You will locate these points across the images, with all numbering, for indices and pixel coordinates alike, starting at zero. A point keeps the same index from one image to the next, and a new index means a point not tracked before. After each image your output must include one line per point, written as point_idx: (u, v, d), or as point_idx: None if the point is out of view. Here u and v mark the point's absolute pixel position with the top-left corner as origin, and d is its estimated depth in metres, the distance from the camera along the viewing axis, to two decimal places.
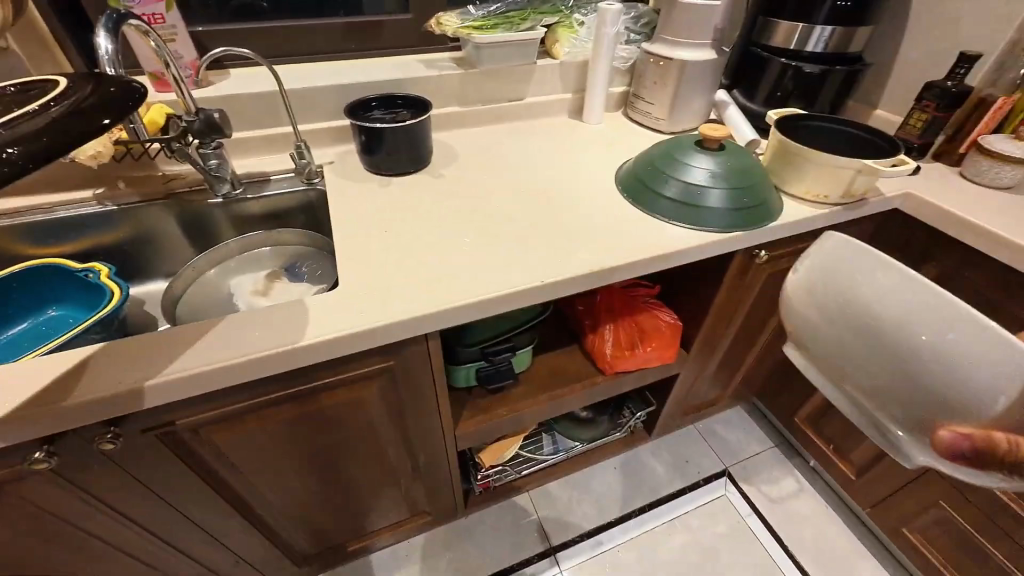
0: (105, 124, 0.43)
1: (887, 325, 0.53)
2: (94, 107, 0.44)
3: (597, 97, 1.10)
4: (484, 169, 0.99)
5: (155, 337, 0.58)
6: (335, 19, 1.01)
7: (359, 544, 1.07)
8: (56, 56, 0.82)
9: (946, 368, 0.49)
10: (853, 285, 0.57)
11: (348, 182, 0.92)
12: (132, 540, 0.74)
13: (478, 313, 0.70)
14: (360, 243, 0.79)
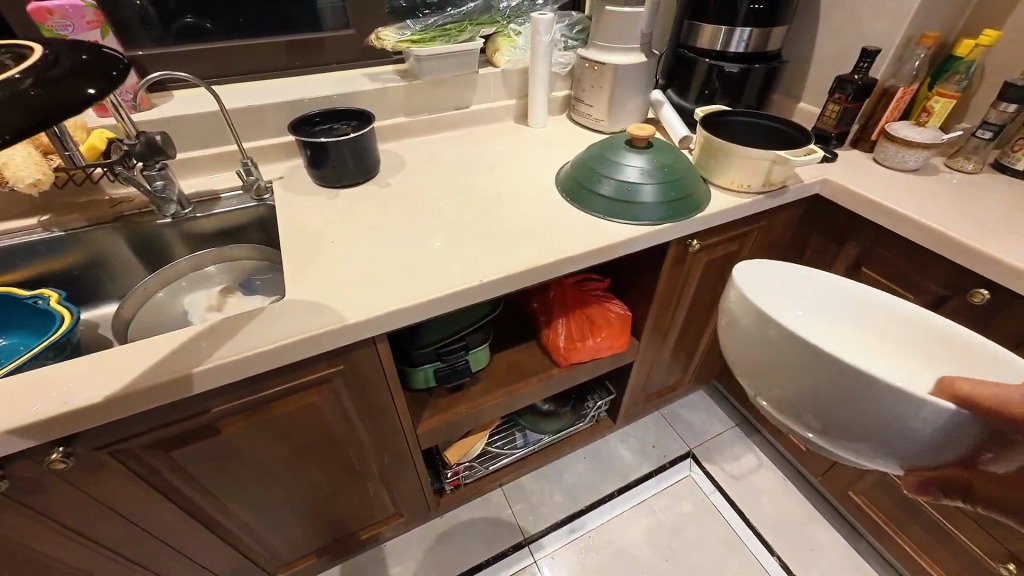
0: (88, 96, 0.38)
1: (803, 386, 0.50)
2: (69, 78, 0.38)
3: (539, 101, 1.15)
4: (433, 176, 1.03)
5: (105, 355, 0.59)
6: (276, 37, 1.03)
7: (373, 532, 1.10)
8: None
9: (868, 425, 0.47)
10: (760, 342, 0.53)
11: (297, 196, 0.94)
12: (97, 561, 0.75)
13: (426, 315, 0.74)
14: (309, 255, 0.81)
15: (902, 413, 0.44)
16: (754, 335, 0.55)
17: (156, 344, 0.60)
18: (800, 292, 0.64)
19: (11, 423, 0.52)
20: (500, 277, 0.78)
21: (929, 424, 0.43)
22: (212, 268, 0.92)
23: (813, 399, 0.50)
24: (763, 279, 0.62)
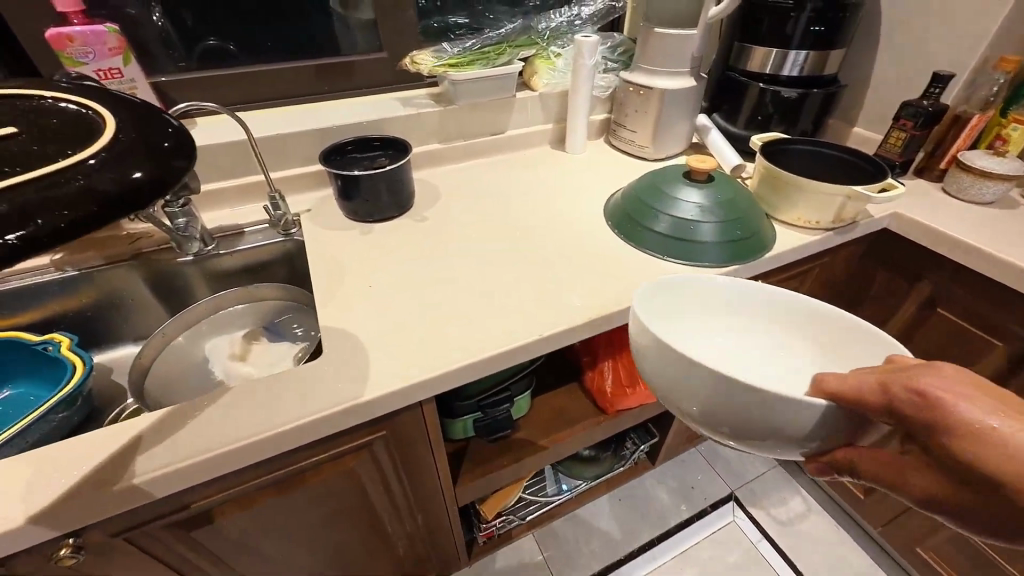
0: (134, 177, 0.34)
1: (709, 411, 0.45)
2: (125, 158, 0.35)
3: (579, 126, 1.09)
4: (470, 208, 0.96)
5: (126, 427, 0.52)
6: (305, 60, 0.98)
7: None
8: None
9: (758, 432, 0.44)
10: (658, 367, 0.48)
11: (327, 232, 0.87)
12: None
13: (475, 372, 0.66)
14: (344, 300, 0.74)
15: (785, 416, 0.41)
16: (651, 364, 0.49)
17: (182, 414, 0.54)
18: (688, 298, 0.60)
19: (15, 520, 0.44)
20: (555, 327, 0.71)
21: (809, 425, 0.41)
22: (234, 310, 0.85)
23: (716, 416, 0.45)
24: (661, 305, 0.58)
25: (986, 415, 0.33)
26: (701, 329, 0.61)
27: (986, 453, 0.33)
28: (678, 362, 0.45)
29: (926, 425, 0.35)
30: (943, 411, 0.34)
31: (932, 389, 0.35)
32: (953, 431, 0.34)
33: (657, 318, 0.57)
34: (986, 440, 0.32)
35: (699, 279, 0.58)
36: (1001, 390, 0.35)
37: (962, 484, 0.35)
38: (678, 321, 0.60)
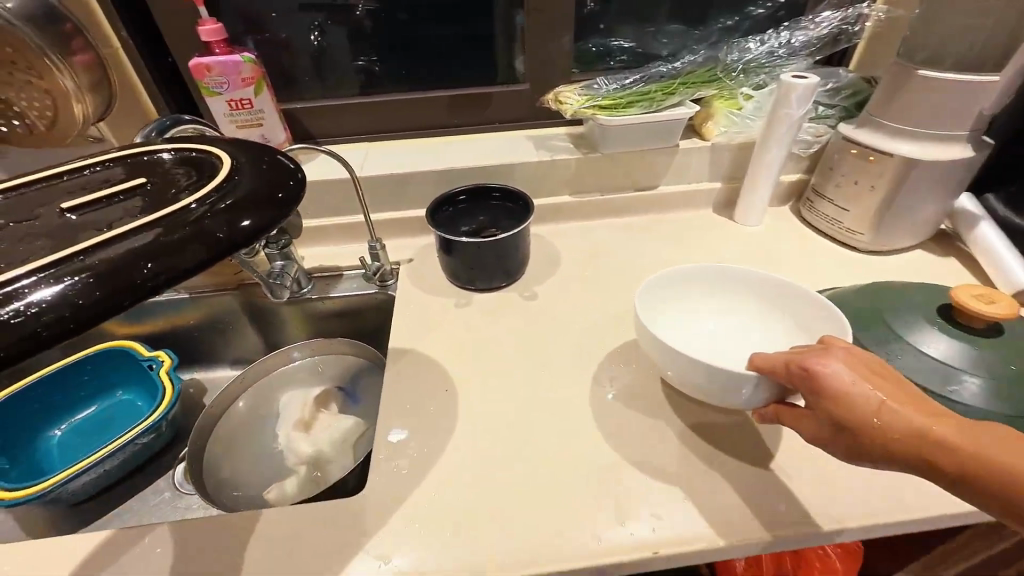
0: (244, 227, 0.40)
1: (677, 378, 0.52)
2: (232, 206, 0.40)
3: (760, 191, 0.82)
4: (592, 287, 0.76)
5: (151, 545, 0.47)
6: (439, 90, 0.88)
7: None
8: (144, 103, 0.75)
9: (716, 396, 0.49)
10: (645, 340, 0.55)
11: (420, 295, 0.75)
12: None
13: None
14: (413, 398, 0.61)
15: (724, 385, 0.47)
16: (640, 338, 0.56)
17: (210, 542, 0.48)
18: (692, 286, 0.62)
19: None
20: (682, 540, 0.46)
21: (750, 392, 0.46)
22: (311, 362, 0.77)
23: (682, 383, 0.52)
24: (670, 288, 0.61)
25: (853, 380, 0.39)
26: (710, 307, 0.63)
27: (848, 409, 0.38)
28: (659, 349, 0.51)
29: (819, 394, 0.40)
30: (825, 383, 0.39)
31: (818, 364, 0.40)
32: (833, 399, 0.39)
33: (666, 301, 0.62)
34: (849, 400, 0.38)
35: (675, 272, 0.61)
36: (875, 361, 0.41)
37: (840, 435, 0.40)
38: (678, 311, 0.63)
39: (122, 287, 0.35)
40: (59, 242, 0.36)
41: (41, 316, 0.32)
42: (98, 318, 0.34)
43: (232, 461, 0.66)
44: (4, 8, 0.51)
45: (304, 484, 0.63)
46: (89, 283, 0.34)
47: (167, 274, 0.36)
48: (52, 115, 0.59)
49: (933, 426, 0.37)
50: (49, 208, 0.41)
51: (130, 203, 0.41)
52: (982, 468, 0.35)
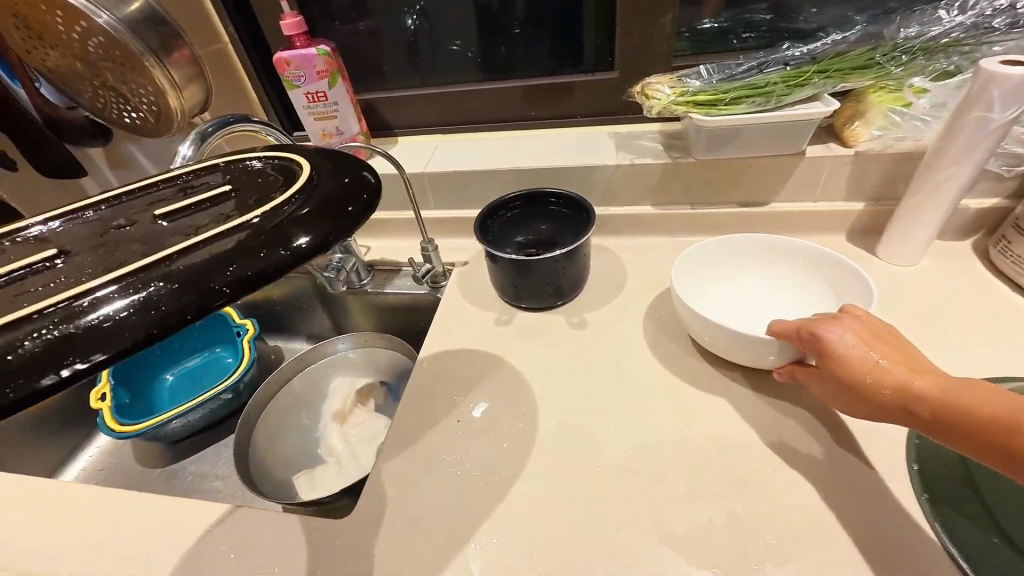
0: (319, 238, 0.36)
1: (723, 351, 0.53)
2: (311, 214, 0.37)
3: (922, 220, 0.61)
4: (654, 322, 0.63)
5: (162, 514, 0.51)
6: (515, 80, 0.81)
7: None
8: (249, 97, 0.82)
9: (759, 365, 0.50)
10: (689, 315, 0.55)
11: (464, 305, 0.71)
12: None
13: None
14: (428, 419, 0.57)
15: (759, 357, 0.51)
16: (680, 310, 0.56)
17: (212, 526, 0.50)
18: (725, 256, 0.60)
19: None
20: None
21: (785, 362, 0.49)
22: (356, 353, 0.77)
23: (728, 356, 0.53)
24: (703, 260, 0.59)
25: (852, 340, 0.42)
26: (742, 279, 0.60)
27: (840, 363, 0.41)
28: (712, 334, 0.52)
29: (828, 357, 0.42)
30: (829, 346, 0.42)
31: (823, 329, 0.43)
32: (829, 356, 0.42)
33: (698, 272, 0.59)
34: (841, 356, 0.42)
35: (706, 246, 0.59)
36: (887, 332, 0.43)
37: (842, 393, 0.42)
38: (713, 283, 0.60)
39: (199, 294, 0.32)
40: (146, 248, 0.35)
41: (123, 322, 0.30)
42: (177, 327, 0.32)
43: (278, 439, 0.70)
44: (117, 16, 0.58)
45: (328, 476, 0.65)
46: (172, 289, 0.32)
47: (241, 282, 0.33)
48: (158, 111, 0.66)
49: (923, 384, 0.38)
50: (142, 213, 0.39)
51: (215, 208, 0.39)
52: (970, 415, 0.34)
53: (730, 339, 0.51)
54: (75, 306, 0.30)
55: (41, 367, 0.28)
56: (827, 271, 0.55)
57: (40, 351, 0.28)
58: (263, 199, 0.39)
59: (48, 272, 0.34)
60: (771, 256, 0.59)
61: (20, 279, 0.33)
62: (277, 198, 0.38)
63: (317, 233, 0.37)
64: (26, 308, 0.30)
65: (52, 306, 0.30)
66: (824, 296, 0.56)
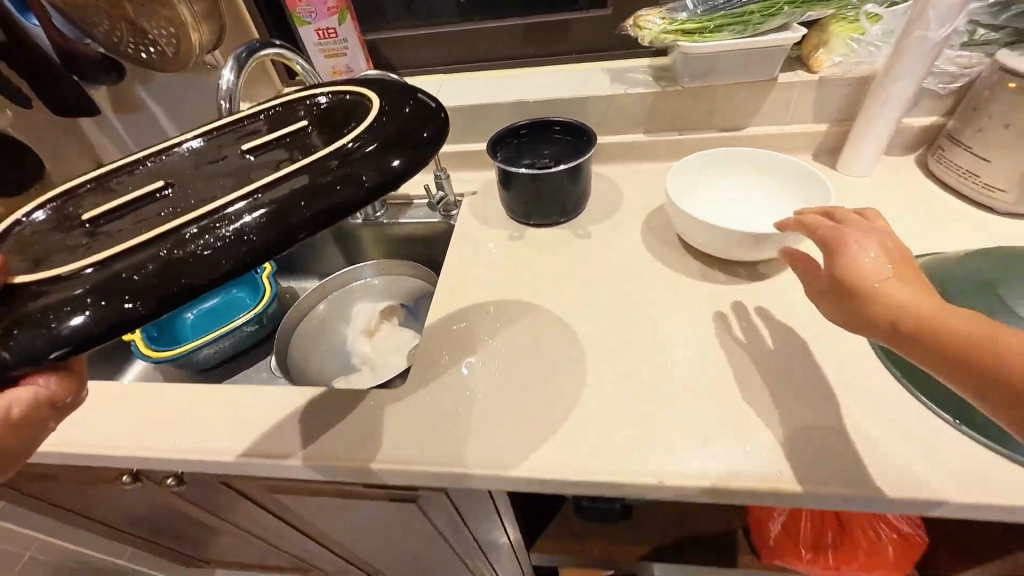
0: (393, 170, 0.43)
1: (710, 245, 0.62)
2: (377, 153, 0.44)
3: (873, 135, 0.71)
4: (649, 230, 0.72)
5: (229, 397, 0.57)
6: (515, 19, 0.85)
7: None
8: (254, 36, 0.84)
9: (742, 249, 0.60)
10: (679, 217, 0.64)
11: (478, 226, 0.78)
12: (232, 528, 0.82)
13: (551, 487, 0.49)
14: (456, 316, 0.65)
15: (741, 246, 0.60)
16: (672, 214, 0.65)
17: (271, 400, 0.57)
18: (709, 170, 0.68)
19: (146, 448, 0.54)
20: (687, 479, 0.46)
21: (763, 244, 0.59)
22: (379, 280, 0.84)
23: (714, 247, 0.62)
24: (691, 172, 0.67)
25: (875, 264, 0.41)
26: (724, 190, 0.69)
27: (852, 261, 0.42)
28: (700, 229, 0.61)
29: (841, 254, 0.43)
30: (846, 251, 0.43)
31: (848, 238, 0.43)
32: (847, 272, 0.41)
33: (687, 183, 0.68)
34: (853, 257, 0.42)
35: (693, 160, 0.67)
36: (909, 258, 0.42)
37: (836, 288, 0.42)
38: (700, 193, 0.69)
39: (283, 227, 0.40)
40: (239, 180, 0.43)
41: (224, 247, 0.38)
42: (263, 253, 0.39)
43: (311, 353, 0.76)
44: None
45: (364, 379, 0.73)
46: (261, 221, 0.39)
47: (318, 216, 0.40)
48: (176, 44, 0.68)
49: (922, 303, 0.38)
50: (231, 149, 0.47)
51: (291, 148, 0.46)
52: (967, 347, 0.35)
53: (716, 231, 0.60)
54: (186, 234, 0.39)
55: (167, 281, 0.37)
56: (792, 177, 0.65)
57: (164, 268, 0.37)
58: (332, 140, 0.45)
59: (161, 203, 0.43)
60: (747, 168, 0.68)
61: (146, 205, 0.43)
62: (343, 140, 0.45)
63: (387, 169, 0.43)
64: (151, 233, 0.39)
65: (171, 232, 0.39)
66: (791, 198, 0.65)
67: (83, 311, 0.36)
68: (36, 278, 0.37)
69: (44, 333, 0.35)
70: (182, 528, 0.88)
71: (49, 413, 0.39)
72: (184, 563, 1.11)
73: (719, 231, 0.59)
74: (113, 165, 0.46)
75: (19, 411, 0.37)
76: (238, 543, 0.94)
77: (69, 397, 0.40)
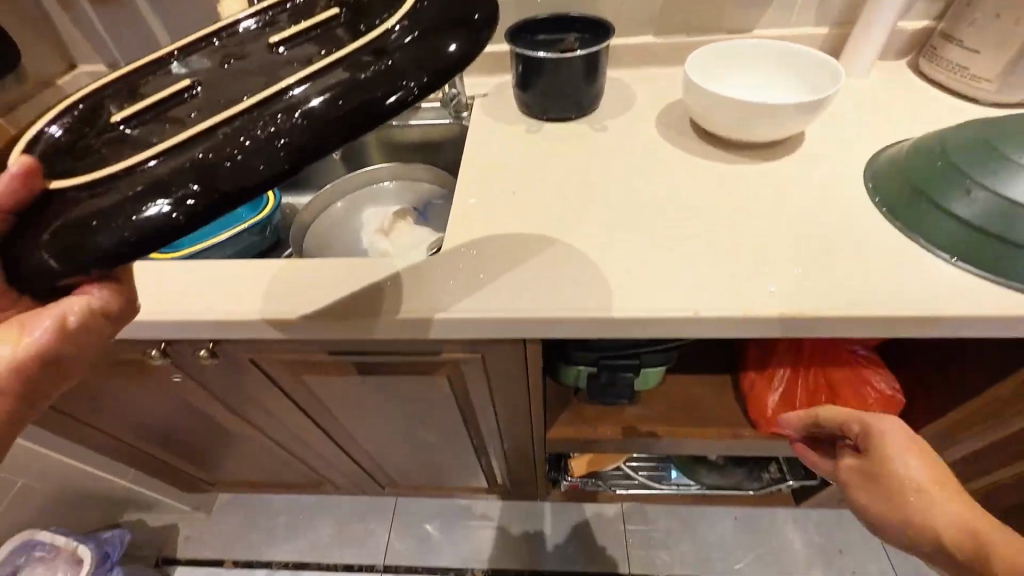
0: (444, 60, 0.39)
1: (726, 126, 0.65)
2: (424, 41, 0.39)
3: (875, 33, 0.74)
4: (663, 123, 0.74)
5: (266, 268, 0.58)
6: None
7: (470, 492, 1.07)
8: None
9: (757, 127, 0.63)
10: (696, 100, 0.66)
11: (494, 124, 0.78)
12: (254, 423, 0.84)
13: (585, 330, 0.54)
14: (480, 200, 0.67)
15: (755, 126, 0.63)
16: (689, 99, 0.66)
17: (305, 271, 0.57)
18: (723, 62, 0.70)
19: (183, 314, 0.54)
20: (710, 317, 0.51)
21: (778, 121, 0.62)
22: (394, 185, 0.84)
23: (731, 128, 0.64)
24: (707, 63, 0.69)
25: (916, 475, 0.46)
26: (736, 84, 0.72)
27: (879, 449, 0.48)
28: (717, 111, 0.64)
29: (875, 430, 0.49)
30: (877, 442, 0.49)
31: (877, 431, 0.49)
32: (879, 460, 0.48)
33: (703, 74, 0.69)
34: (880, 442, 0.49)
35: (710, 49, 0.69)
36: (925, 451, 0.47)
37: (865, 461, 0.49)
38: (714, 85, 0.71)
39: (323, 126, 0.37)
40: (269, 77, 0.39)
41: (261, 148, 0.36)
42: (301, 158, 0.37)
43: (328, 249, 0.77)
44: None
45: None
46: (299, 123, 0.37)
47: (359, 115, 0.37)
48: None
49: (930, 501, 0.44)
50: (258, 43, 0.42)
51: (328, 38, 0.41)
52: (961, 535, 0.42)
53: (733, 111, 0.62)
54: (221, 136, 0.37)
55: (206, 184, 0.36)
56: (802, 67, 0.68)
57: (204, 173, 0.36)
58: (370, 28, 0.40)
59: (189, 102, 0.40)
60: (759, 61, 0.71)
61: (179, 106, 0.40)
62: (385, 26, 0.39)
63: (435, 59, 0.39)
64: (185, 134, 0.37)
65: (206, 134, 0.37)
66: (800, 88, 0.68)
67: (155, 205, 0.35)
68: (79, 182, 0.37)
69: (115, 227, 0.35)
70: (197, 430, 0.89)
71: (106, 322, 0.43)
72: (193, 484, 1.13)
73: (742, 109, 0.61)
74: (137, 64, 0.43)
75: (78, 316, 0.41)
76: (251, 449, 0.96)
77: (120, 308, 0.44)
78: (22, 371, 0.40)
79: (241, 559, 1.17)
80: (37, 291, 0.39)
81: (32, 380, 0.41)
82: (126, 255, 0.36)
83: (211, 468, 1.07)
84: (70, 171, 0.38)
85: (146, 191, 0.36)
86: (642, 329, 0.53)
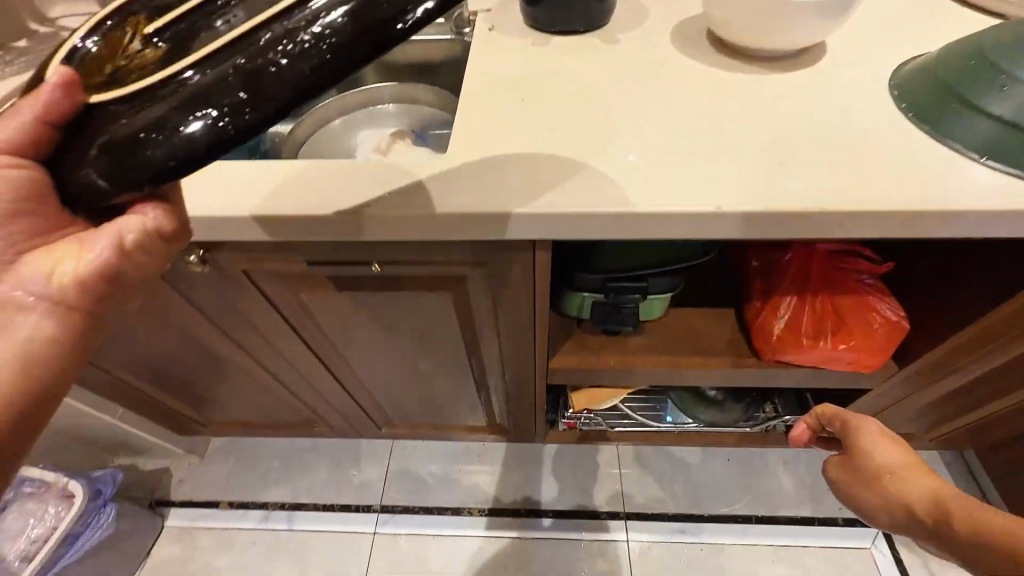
0: None
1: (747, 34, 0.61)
2: None
3: None
4: (678, 37, 0.70)
5: (256, 168, 0.54)
6: None
7: (465, 431, 1.07)
8: None
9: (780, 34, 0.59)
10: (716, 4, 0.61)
11: (499, 36, 0.73)
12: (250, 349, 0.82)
13: (595, 231, 0.52)
14: (484, 109, 0.63)
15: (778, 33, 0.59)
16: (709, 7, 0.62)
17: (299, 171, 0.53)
18: None
19: None
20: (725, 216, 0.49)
21: (803, 26, 0.58)
22: (394, 107, 0.82)
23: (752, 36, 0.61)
24: None
25: (881, 463, 0.49)
26: None
27: (854, 429, 0.53)
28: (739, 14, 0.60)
29: (852, 422, 0.54)
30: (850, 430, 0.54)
31: (851, 421, 0.54)
32: (856, 446, 0.52)
33: None
34: (857, 425, 0.53)
35: None
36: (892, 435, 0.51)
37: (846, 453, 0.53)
38: None
39: (359, 35, 0.36)
40: None
41: (296, 58, 0.36)
42: (335, 70, 0.36)
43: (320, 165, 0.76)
44: None
45: None
46: (335, 32, 0.36)
47: (395, 22, 0.36)
48: None
49: (906, 478, 0.47)
50: None
51: None
52: (936, 502, 0.43)
53: (756, 13, 0.59)
54: (256, 50, 0.36)
55: (244, 98, 0.36)
56: None
57: (243, 85, 0.36)
58: None
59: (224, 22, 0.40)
60: None
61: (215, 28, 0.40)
62: None
63: None
64: (220, 47, 0.37)
65: (241, 46, 0.37)
66: None
67: (195, 119, 0.36)
68: (120, 96, 0.38)
69: (163, 142, 0.36)
70: (192, 359, 0.88)
71: (161, 245, 0.45)
72: (185, 427, 1.10)
73: (771, 9, 0.57)
74: None
75: (134, 235, 0.42)
76: (244, 383, 0.96)
77: (173, 232, 0.45)
78: (90, 288, 0.43)
79: (236, 500, 1.17)
80: (90, 210, 0.41)
81: (100, 296, 0.44)
82: (172, 168, 0.37)
83: (203, 407, 1.05)
84: (109, 87, 0.40)
85: (188, 104, 0.36)
86: (650, 229, 0.52)
